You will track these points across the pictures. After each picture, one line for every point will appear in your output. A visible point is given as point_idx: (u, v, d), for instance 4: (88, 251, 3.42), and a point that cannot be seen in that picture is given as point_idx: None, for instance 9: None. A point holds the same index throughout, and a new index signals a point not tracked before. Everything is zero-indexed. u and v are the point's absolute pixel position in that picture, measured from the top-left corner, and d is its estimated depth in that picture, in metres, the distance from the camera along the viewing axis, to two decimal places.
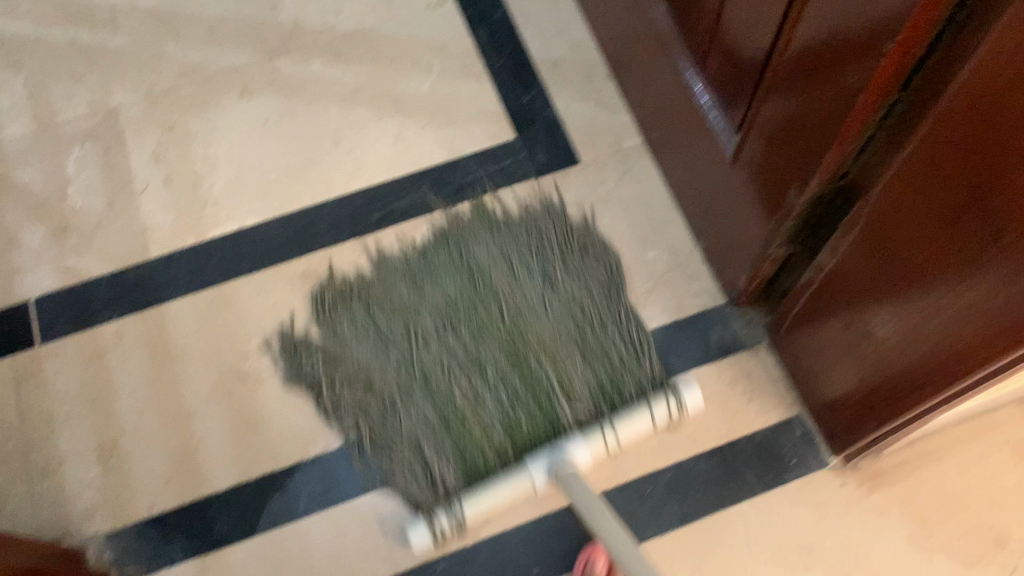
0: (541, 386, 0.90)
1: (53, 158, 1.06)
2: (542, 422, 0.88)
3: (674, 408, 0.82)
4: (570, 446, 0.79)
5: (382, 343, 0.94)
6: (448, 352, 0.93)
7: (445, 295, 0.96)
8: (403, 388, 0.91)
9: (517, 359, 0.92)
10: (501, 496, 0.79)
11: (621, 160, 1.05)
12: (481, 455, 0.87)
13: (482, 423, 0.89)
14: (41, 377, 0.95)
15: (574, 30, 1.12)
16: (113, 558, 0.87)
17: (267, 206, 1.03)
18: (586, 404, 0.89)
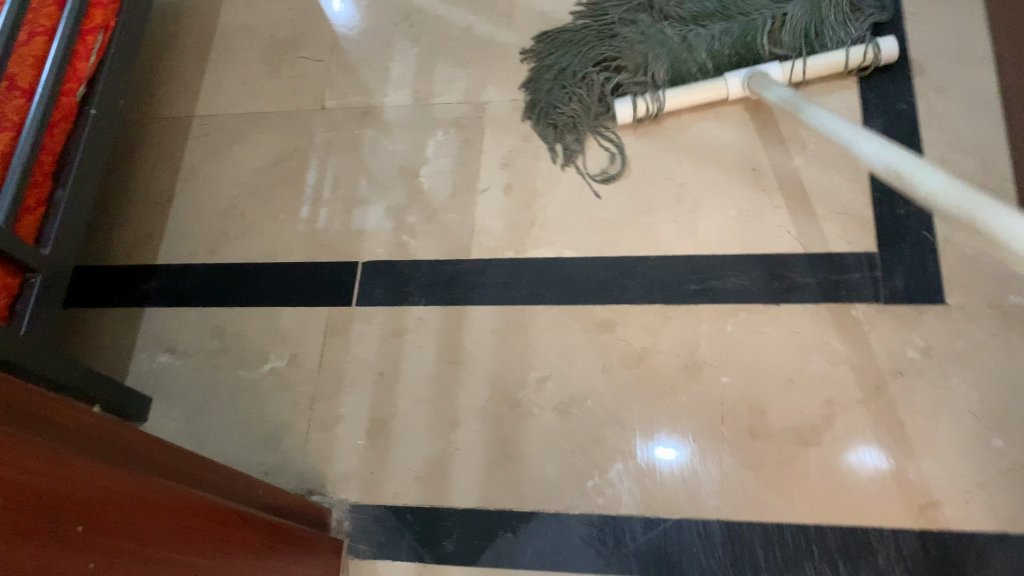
0: (757, 37, 1.03)
1: (418, 134, 1.12)
2: (751, 44, 1.03)
3: (871, 54, 1.00)
4: (767, 68, 1.00)
5: (658, 40, 1.05)
6: (688, 12, 1.07)
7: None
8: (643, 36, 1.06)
9: (748, 13, 1.04)
10: (697, 91, 1.03)
11: (998, 318, 0.88)
12: (692, 65, 1.04)
13: (701, 45, 1.04)
14: (347, 336, 1.02)
15: (988, 148, 0.96)
16: (351, 530, 0.92)
17: (590, 244, 1.01)
18: (791, 38, 1.02)
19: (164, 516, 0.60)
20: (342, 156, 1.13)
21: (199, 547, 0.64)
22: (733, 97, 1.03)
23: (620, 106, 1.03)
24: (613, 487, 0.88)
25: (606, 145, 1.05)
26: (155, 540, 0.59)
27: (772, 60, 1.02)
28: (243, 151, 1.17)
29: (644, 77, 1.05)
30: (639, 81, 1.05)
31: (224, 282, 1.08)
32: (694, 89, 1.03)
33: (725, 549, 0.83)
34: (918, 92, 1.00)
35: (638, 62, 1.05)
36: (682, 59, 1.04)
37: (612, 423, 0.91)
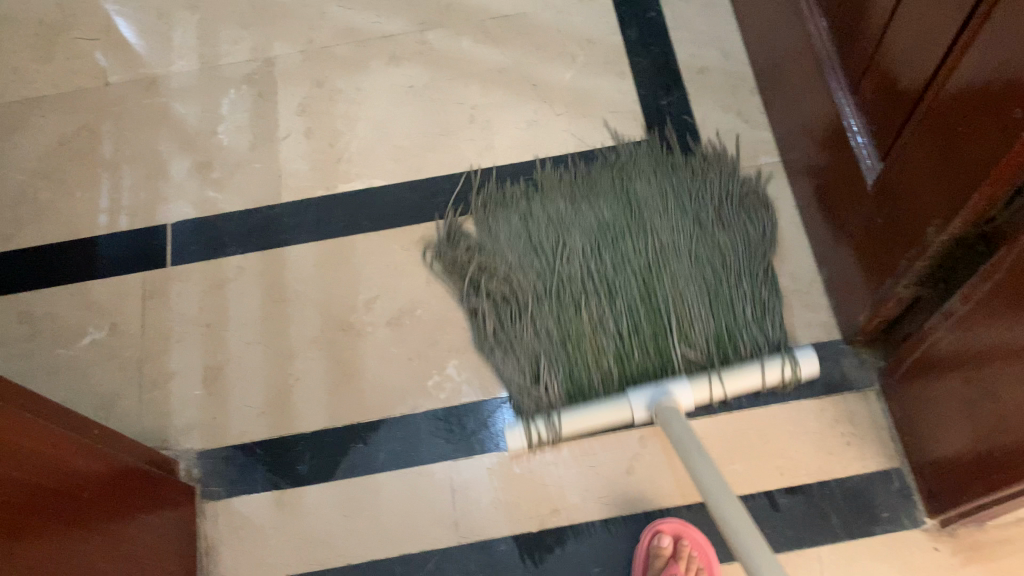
0: (665, 341, 0.91)
1: (210, 96, 1.13)
2: (659, 350, 0.90)
3: (789, 371, 0.86)
4: (675, 386, 0.84)
5: (532, 249, 0.98)
6: (592, 284, 0.94)
7: (605, 218, 0.99)
8: (543, 288, 0.95)
9: (654, 302, 0.93)
10: (598, 415, 0.86)
11: (753, 176, 1.02)
12: (593, 377, 0.90)
13: (604, 342, 0.91)
14: (167, 295, 1.01)
15: (725, 40, 1.10)
16: (201, 476, 0.92)
17: (396, 171, 1.06)
18: (701, 347, 0.90)
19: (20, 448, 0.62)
20: (135, 127, 1.12)
21: (55, 481, 0.67)
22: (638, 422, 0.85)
23: (509, 432, 0.88)
24: (452, 381, 0.94)
25: (532, 434, 0.88)
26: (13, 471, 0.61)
27: (682, 372, 0.89)
28: (25, 137, 1.12)
29: (536, 388, 0.90)
30: (526, 363, 0.92)
31: (23, 267, 1.04)
32: (591, 414, 0.86)
33: None
34: (662, 0, 1.14)
35: (526, 345, 0.92)
36: (579, 344, 0.92)
37: (441, 326, 0.97)
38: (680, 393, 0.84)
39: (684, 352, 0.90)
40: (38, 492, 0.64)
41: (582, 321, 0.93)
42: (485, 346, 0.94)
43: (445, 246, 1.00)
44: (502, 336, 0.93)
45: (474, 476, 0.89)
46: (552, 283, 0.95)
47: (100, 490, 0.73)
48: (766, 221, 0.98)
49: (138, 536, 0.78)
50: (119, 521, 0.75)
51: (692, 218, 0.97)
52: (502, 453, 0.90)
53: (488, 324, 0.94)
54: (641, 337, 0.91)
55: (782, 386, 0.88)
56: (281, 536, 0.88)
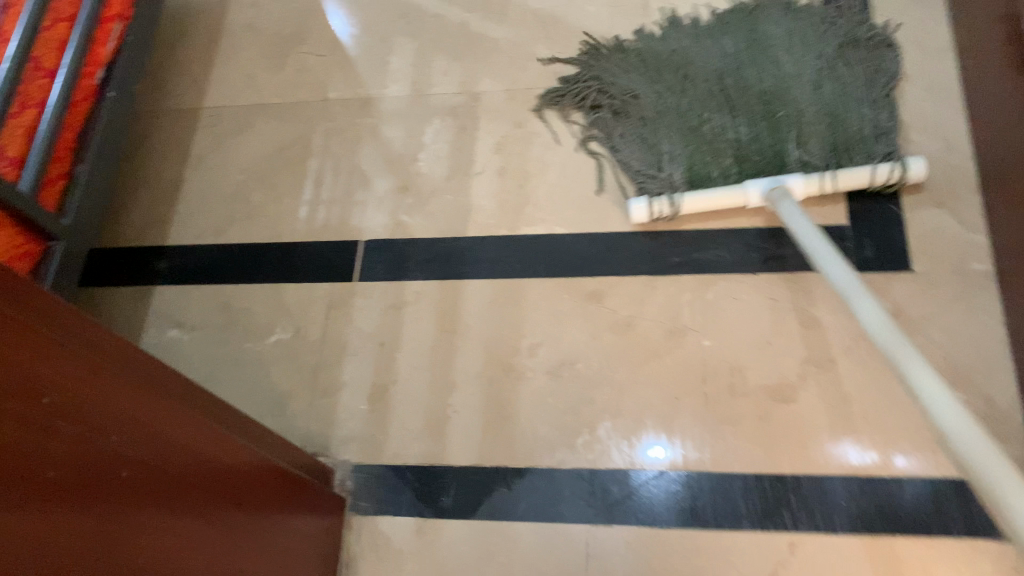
0: (784, 146, 1.00)
1: (416, 122, 1.18)
2: (781, 152, 1.00)
3: (897, 172, 0.97)
4: (788, 177, 0.97)
5: (679, 117, 1.07)
6: (721, 101, 1.06)
7: (732, 48, 1.11)
8: (678, 129, 1.06)
9: (775, 118, 1.03)
10: (714, 197, 0.99)
11: (960, 282, 0.94)
12: (716, 168, 1.01)
13: (733, 155, 1.02)
14: (348, 309, 1.07)
15: (950, 130, 1.03)
16: (353, 488, 0.97)
17: (579, 221, 1.07)
18: (818, 148, 0.99)
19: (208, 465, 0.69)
20: (344, 144, 1.19)
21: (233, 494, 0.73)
22: (751, 205, 0.98)
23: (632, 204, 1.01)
24: (602, 444, 0.93)
25: (654, 208, 1.01)
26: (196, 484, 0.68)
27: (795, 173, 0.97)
28: (249, 139, 1.23)
29: (662, 175, 1.03)
30: (651, 170, 1.04)
31: (229, 262, 1.13)
32: (712, 194, 1.00)
33: (711, 498, 0.89)
34: (886, 78, 1.08)
35: (655, 150, 1.05)
36: (700, 168, 1.02)
37: (601, 385, 0.96)
38: (792, 180, 0.96)
39: (798, 159, 0.99)
40: (217, 503, 0.71)
41: (711, 167, 1.02)
42: (589, 159, 1.10)
43: (580, 59, 1.16)
44: (631, 158, 1.06)
45: (610, 546, 0.89)
46: (693, 117, 1.06)
47: (270, 501, 0.80)
48: (888, 83, 1.05)
49: (287, 537, 0.83)
50: (283, 531, 0.82)
51: (819, 58, 1.07)
52: (643, 529, 0.89)
53: (608, 120, 1.11)
54: (762, 121, 1.03)
55: (889, 189, 0.99)
56: (417, 563, 0.91)
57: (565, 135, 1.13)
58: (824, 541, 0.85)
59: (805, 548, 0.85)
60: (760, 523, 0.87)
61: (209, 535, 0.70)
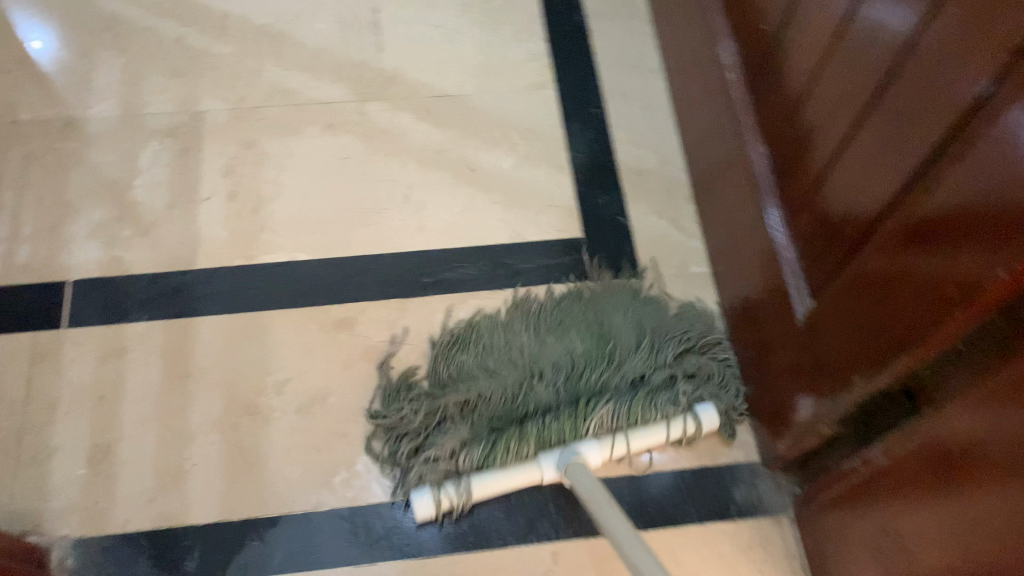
0: (594, 392, 0.89)
1: (129, 145, 1.06)
2: (577, 422, 0.86)
3: (691, 426, 0.89)
4: (586, 446, 0.84)
5: (498, 370, 0.91)
6: (547, 403, 0.89)
7: (572, 398, 0.89)
8: (488, 424, 0.88)
9: (591, 400, 0.88)
10: (507, 479, 0.85)
11: (683, 285, 1.02)
12: (511, 449, 0.85)
13: (530, 427, 0.86)
14: (57, 360, 0.93)
15: (663, 144, 1.11)
16: (75, 567, 0.84)
17: (321, 246, 1.02)
18: (620, 404, 0.88)
19: None
20: (41, 171, 1.04)
21: None
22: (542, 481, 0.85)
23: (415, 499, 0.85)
24: (360, 478, 0.89)
25: (441, 502, 0.85)
26: None
27: (589, 436, 0.86)
28: None
29: (450, 462, 0.86)
30: (448, 471, 0.86)
31: None
32: (505, 475, 0.85)
33: (474, 520, 0.88)
34: (605, 97, 1.14)
35: (470, 396, 0.88)
36: (516, 439, 0.86)
37: (356, 417, 0.92)
38: (589, 452, 0.84)
39: (598, 425, 0.87)
40: None
41: (513, 438, 0.85)
42: (408, 409, 0.89)
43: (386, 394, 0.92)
44: (423, 455, 0.86)
45: None
46: (503, 354, 0.92)
47: None
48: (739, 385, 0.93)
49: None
50: None
51: (650, 352, 0.93)
52: (407, 560, 0.86)
53: (411, 428, 0.89)
54: (571, 429, 0.86)
55: (688, 441, 0.91)
56: None
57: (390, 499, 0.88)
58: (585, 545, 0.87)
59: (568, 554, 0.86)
60: (523, 537, 0.87)
61: None
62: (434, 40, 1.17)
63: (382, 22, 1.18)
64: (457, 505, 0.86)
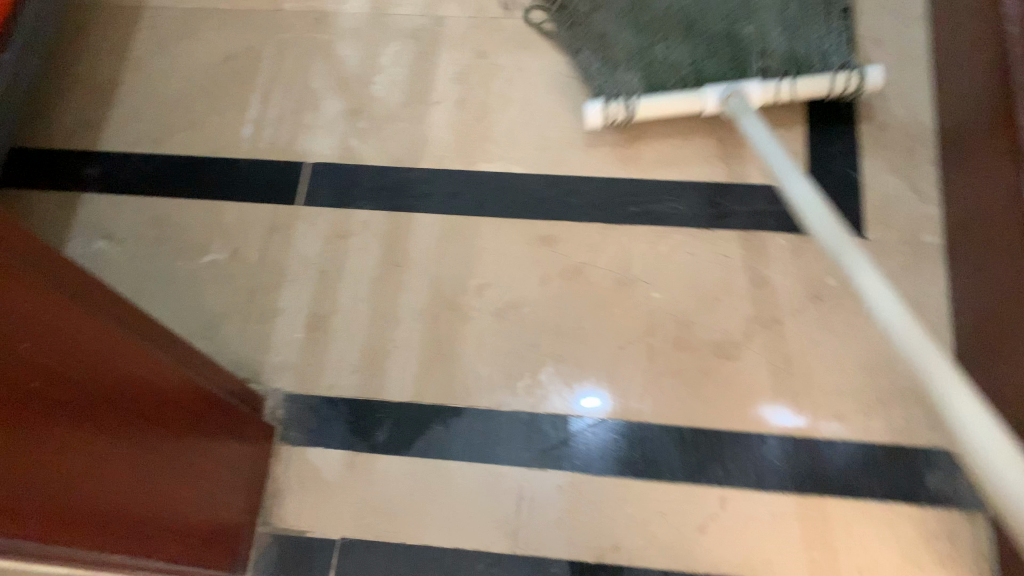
0: (748, 57, 1.01)
1: (375, 42, 1.13)
2: (741, 66, 1.01)
3: (853, 83, 0.98)
4: (747, 88, 0.97)
5: (636, 26, 1.07)
6: (690, 58, 1.03)
7: (718, 36, 1.03)
8: (639, 52, 1.04)
9: (742, 51, 1.02)
10: (674, 102, 0.99)
11: (909, 253, 0.94)
12: (669, 76, 1.02)
13: (663, 52, 1.04)
14: (290, 233, 1.02)
15: (914, 98, 1.02)
16: (285, 417, 0.94)
17: (538, 161, 1.03)
18: (779, 57, 1.00)
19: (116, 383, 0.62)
20: (297, 58, 1.13)
21: (141, 416, 0.66)
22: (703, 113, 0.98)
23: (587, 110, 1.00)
24: (542, 389, 0.92)
25: (610, 114, 1.01)
26: (102, 404, 0.60)
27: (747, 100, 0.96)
28: (194, 45, 1.15)
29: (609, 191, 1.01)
30: (616, 92, 1.01)
31: (165, 173, 1.07)
32: (666, 102, 0.99)
33: (646, 450, 0.89)
34: (857, 42, 1.06)
35: (611, 49, 1.05)
36: (657, 54, 1.03)
37: (547, 330, 0.95)
38: (748, 89, 0.97)
39: (758, 67, 1.00)
40: (126, 427, 0.64)
41: (675, 70, 1.02)
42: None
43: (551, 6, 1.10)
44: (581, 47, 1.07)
45: (543, 490, 0.88)
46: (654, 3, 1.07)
47: (183, 425, 0.73)
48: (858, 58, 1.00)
49: (205, 451, 0.78)
50: (195, 456, 0.76)
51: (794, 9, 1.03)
52: (576, 474, 0.88)
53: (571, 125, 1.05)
54: (721, 50, 1.02)
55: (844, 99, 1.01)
56: (345, 496, 0.90)
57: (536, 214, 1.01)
58: (755, 498, 0.86)
59: (736, 503, 0.85)
60: (693, 477, 0.87)
61: (111, 458, 0.62)
62: None
63: None
64: (623, 120, 1.00)
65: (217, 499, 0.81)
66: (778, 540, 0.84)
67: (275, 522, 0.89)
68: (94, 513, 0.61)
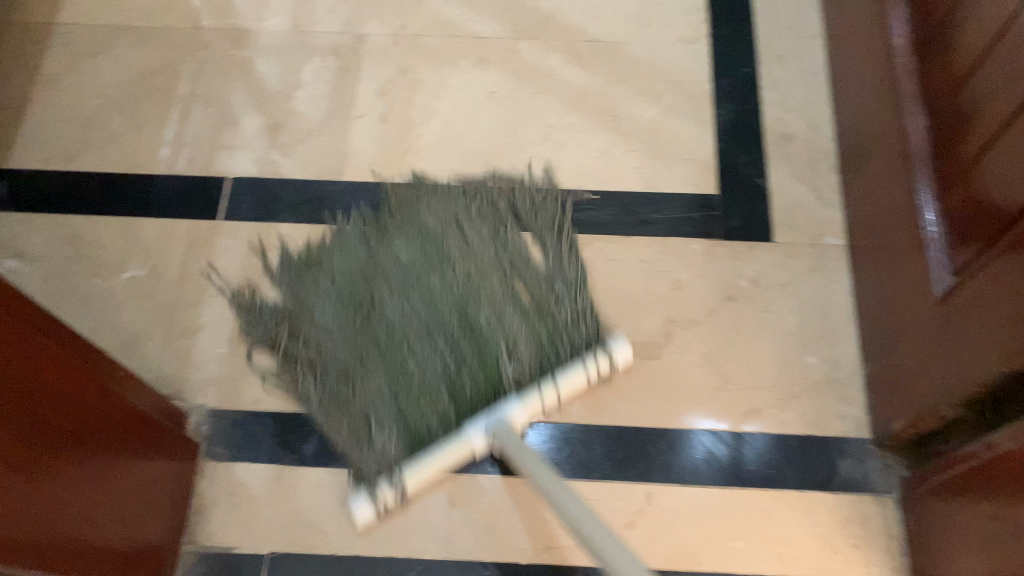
0: (498, 363, 0.90)
1: (296, 58, 1.13)
2: (454, 380, 0.90)
3: (602, 365, 0.88)
4: (506, 409, 0.84)
5: (427, 327, 0.94)
6: (435, 418, 0.88)
7: (445, 372, 0.91)
8: (416, 354, 0.92)
9: (476, 325, 0.93)
10: (442, 460, 0.83)
11: (815, 254, 1.00)
12: (428, 409, 0.88)
13: (422, 424, 0.88)
14: (211, 248, 1.01)
15: (814, 110, 1.08)
16: (208, 433, 0.92)
17: (461, 173, 1.05)
18: (529, 358, 0.90)
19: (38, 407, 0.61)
20: (216, 75, 1.13)
21: (63, 439, 0.65)
22: (478, 453, 0.84)
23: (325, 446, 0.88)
24: None
25: (378, 503, 0.83)
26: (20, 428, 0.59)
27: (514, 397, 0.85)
28: (108, 61, 1.13)
29: (376, 454, 0.87)
30: (336, 397, 0.91)
31: (79, 191, 1.05)
32: (424, 463, 0.83)
33: (574, 451, 0.90)
34: (760, 58, 1.12)
35: (406, 367, 0.91)
36: (467, 344, 0.92)
37: None
38: (512, 412, 0.84)
39: (470, 377, 0.90)
40: (46, 450, 0.63)
41: (432, 360, 0.92)
42: (439, 228, 1.00)
43: (386, 219, 1.01)
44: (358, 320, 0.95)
45: (475, 495, 0.89)
46: (422, 321, 0.94)
47: (109, 447, 0.73)
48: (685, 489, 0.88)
49: (133, 474, 0.77)
50: (122, 480, 0.75)
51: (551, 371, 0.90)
52: (506, 478, 0.89)
53: (359, 449, 0.88)
54: (471, 404, 0.88)
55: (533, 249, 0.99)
56: (273, 510, 0.88)
57: (337, 355, 0.93)
58: (679, 492, 0.88)
59: (661, 498, 0.88)
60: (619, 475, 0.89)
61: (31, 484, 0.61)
62: None
63: None
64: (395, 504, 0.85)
65: (148, 524, 0.80)
66: (701, 531, 0.86)
67: (200, 541, 0.87)
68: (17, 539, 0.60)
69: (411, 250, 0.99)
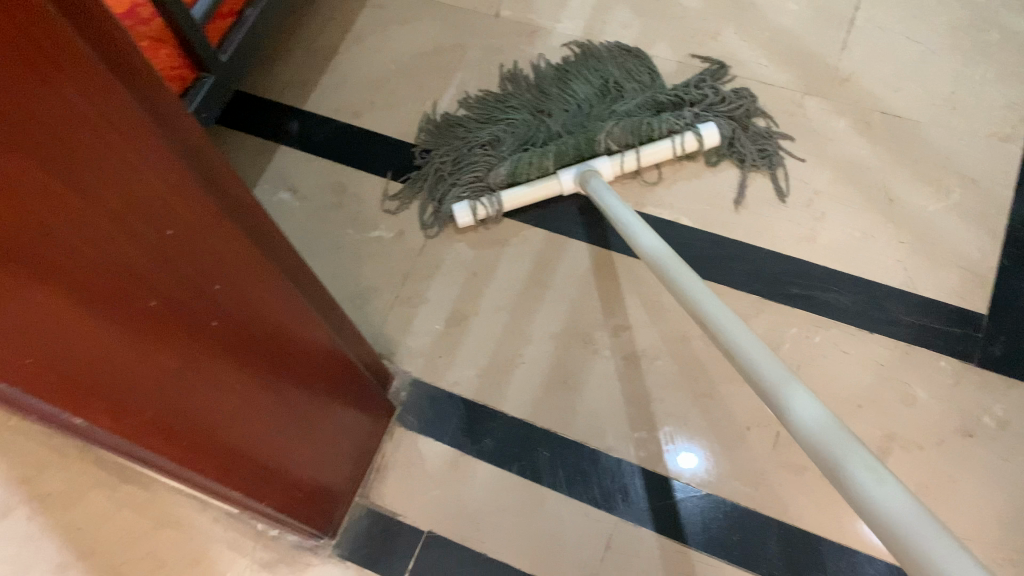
0: (592, 151, 1.01)
1: None
2: (589, 142, 1.01)
3: (693, 144, 1.01)
4: (596, 160, 1.00)
5: (580, 124, 1.05)
6: (570, 141, 1.01)
7: (557, 131, 1.06)
8: (548, 136, 1.06)
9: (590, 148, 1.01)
10: (532, 192, 1.02)
11: None
12: (532, 169, 1.01)
13: (550, 146, 1.01)
14: (453, 229, 1.06)
15: None
16: (405, 400, 0.97)
17: (708, 217, 1.02)
18: (622, 140, 1.00)
19: (272, 352, 0.65)
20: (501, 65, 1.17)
21: (284, 383, 0.69)
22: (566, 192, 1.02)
23: (458, 209, 1.02)
24: (656, 445, 0.92)
25: (477, 212, 1.03)
26: (253, 369, 0.63)
27: (603, 154, 1.01)
28: (411, 32, 1.21)
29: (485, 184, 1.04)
30: (477, 187, 1.04)
31: (355, 144, 1.13)
32: (530, 191, 1.02)
33: (746, 537, 0.86)
34: None
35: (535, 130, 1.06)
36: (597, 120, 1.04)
37: (674, 389, 0.94)
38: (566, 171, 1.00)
39: (604, 139, 1.00)
40: (267, 391, 0.67)
41: (552, 127, 1.06)
42: (585, 80, 1.10)
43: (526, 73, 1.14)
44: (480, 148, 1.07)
45: (633, 546, 0.87)
46: (586, 120, 1.05)
47: (318, 394, 0.77)
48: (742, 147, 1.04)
49: (330, 421, 0.82)
50: (320, 426, 0.79)
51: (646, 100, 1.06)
52: (668, 540, 0.87)
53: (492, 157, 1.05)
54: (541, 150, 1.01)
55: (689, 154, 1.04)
56: (442, 493, 0.92)
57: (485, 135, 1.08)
58: None
59: None
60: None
61: (246, 419, 0.66)
62: (906, 56, 1.09)
63: (857, 21, 1.13)
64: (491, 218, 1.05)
65: (331, 468, 0.85)
66: None
67: (371, 498, 0.93)
68: (221, 464, 0.66)
69: (573, 80, 1.11)
